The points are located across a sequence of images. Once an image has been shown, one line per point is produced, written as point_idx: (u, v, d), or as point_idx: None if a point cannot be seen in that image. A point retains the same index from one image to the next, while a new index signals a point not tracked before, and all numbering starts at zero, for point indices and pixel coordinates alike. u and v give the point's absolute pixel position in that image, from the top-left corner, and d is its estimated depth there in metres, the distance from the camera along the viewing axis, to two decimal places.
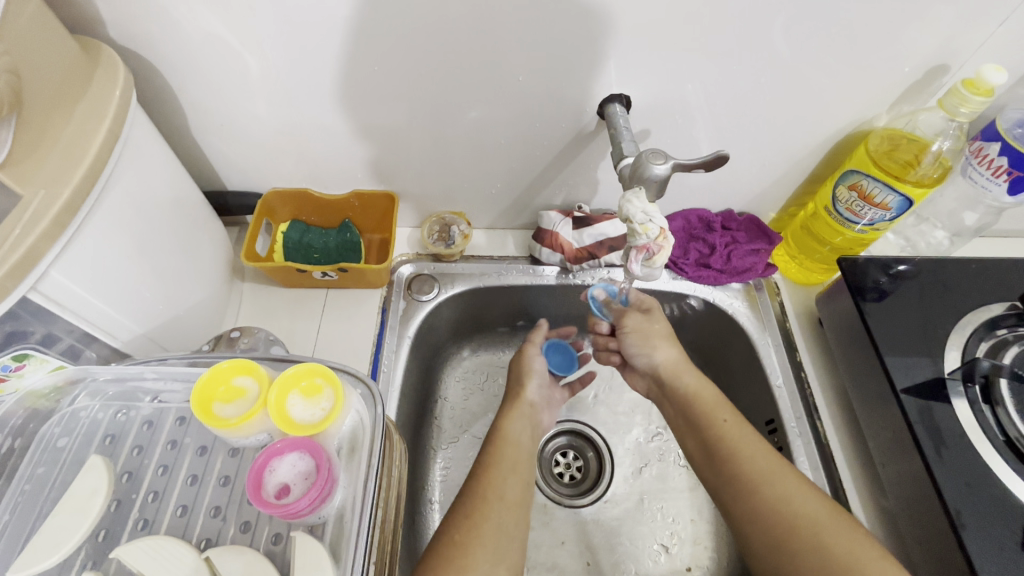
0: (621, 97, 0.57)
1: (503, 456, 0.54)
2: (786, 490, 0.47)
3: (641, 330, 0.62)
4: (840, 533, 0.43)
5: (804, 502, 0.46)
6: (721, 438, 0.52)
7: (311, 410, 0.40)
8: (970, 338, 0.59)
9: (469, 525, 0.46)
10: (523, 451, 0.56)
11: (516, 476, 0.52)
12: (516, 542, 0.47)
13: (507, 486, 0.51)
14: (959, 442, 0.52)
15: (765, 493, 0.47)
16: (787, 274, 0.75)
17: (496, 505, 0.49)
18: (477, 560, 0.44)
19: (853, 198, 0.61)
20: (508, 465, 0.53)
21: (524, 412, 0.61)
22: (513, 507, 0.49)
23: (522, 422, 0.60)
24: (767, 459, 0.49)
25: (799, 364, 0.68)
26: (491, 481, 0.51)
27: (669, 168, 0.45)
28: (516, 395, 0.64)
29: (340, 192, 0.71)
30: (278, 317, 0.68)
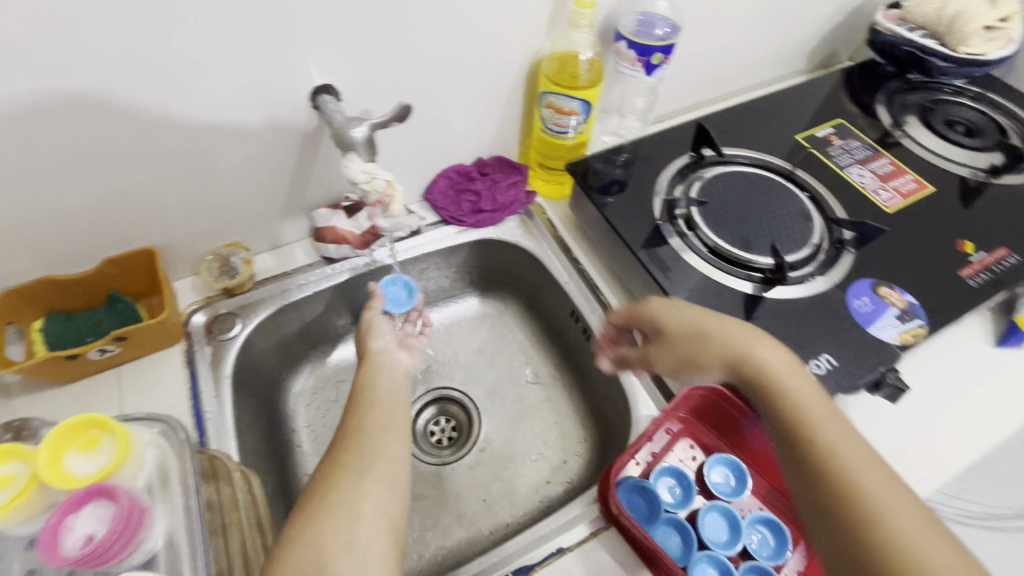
0: (327, 86, 0.62)
1: (363, 398, 0.58)
2: (822, 421, 0.49)
3: (675, 341, 0.59)
4: (850, 445, 0.47)
5: (828, 424, 0.48)
6: (760, 372, 0.53)
7: (95, 460, 0.40)
8: (670, 189, 0.76)
9: (333, 464, 0.50)
10: (383, 387, 0.60)
11: (376, 408, 0.56)
12: (384, 458, 0.51)
13: (373, 417, 0.55)
14: (680, 266, 0.69)
15: (805, 440, 0.48)
16: (544, 194, 0.88)
17: (363, 435, 0.52)
18: (343, 485, 0.47)
19: (553, 114, 0.74)
20: (367, 404, 0.57)
21: (379, 360, 0.64)
22: (378, 432, 0.53)
23: (377, 367, 0.63)
24: (796, 382, 0.52)
25: (577, 260, 0.81)
26: (354, 422, 0.54)
27: (368, 129, 0.52)
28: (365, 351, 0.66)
29: (90, 267, 0.66)
30: (69, 417, 0.62)
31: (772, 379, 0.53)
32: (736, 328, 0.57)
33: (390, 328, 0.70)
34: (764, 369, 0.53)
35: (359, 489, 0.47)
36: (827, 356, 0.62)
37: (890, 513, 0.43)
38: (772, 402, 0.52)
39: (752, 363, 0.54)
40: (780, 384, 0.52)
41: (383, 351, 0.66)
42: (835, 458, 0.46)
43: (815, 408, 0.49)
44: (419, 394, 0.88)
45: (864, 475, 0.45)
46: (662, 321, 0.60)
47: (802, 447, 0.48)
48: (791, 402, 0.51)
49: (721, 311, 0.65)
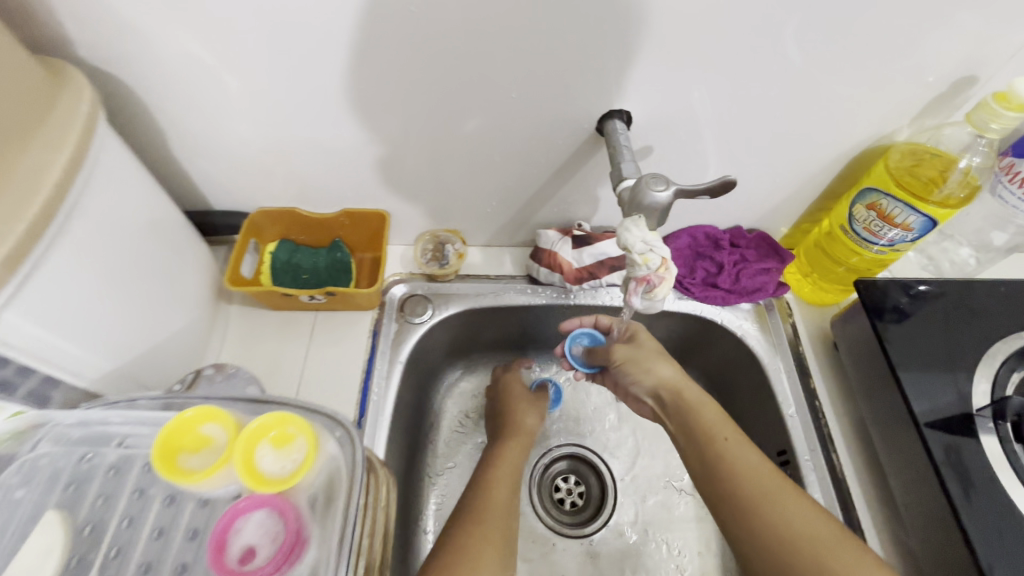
0: (621, 113, 0.54)
1: (494, 485, 0.56)
2: (794, 511, 0.43)
3: (642, 354, 0.56)
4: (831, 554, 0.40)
5: (812, 522, 0.42)
6: (735, 462, 0.46)
7: (281, 462, 0.37)
8: (1000, 369, 0.55)
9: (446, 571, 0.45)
10: (512, 475, 0.58)
11: (504, 508, 0.53)
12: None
13: (495, 520, 0.51)
14: (988, 485, 0.48)
15: (766, 517, 0.43)
16: (800, 294, 0.71)
17: (483, 542, 0.48)
18: None
19: (872, 218, 0.56)
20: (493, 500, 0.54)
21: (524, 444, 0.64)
22: (495, 543, 0.49)
23: (518, 451, 0.63)
24: (764, 463, 0.46)
25: (813, 392, 0.64)
26: (480, 516, 0.51)
27: (671, 195, 0.42)
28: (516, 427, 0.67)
29: (329, 211, 0.68)
30: (265, 343, 0.65)
31: (752, 484, 0.45)
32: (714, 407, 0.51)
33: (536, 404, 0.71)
34: (686, 402, 0.52)
35: None
36: None
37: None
38: (738, 478, 0.45)
39: (684, 388, 0.53)
40: (751, 489, 0.45)
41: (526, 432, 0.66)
42: (790, 527, 0.42)
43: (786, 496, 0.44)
44: (561, 444, 0.79)
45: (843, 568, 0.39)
46: (641, 335, 0.59)
47: (770, 529, 0.43)
48: (730, 454, 0.47)
49: None
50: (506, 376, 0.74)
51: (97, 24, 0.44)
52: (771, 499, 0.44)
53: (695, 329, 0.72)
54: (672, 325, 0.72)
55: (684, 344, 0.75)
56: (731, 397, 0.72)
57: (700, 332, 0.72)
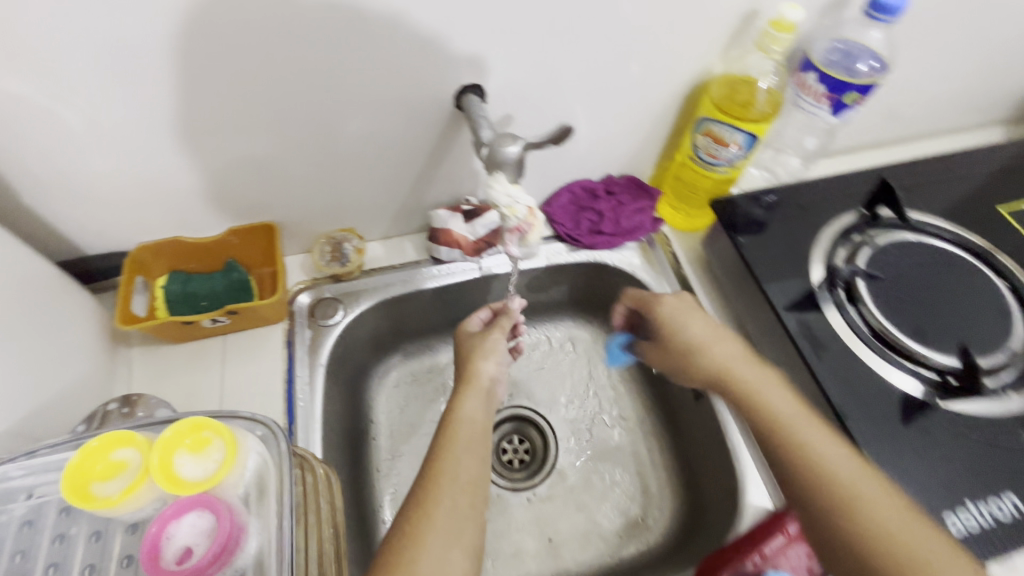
0: (475, 87, 0.58)
1: (454, 436, 0.53)
2: (820, 448, 0.50)
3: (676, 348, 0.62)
4: (897, 521, 0.45)
5: (835, 453, 0.49)
6: (760, 406, 0.54)
7: (203, 465, 0.38)
8: (830, 249, 0.65)
9: (420, 515, 0.46)
10: (478, 426, 0.55)
11: (469, 454, 0.51)
12: (469, 513, 0.47)
13: (459, 466, 0.50)
14: (833, 344, 0.58)
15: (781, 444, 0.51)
16: (674, 224, 0.79)
17: (450, 486, 0.48)
18: (429, 547, 0.44)
19: (708, 143, 0.65)
20: (462, 445, 0.52)
21: (484, 387, 0.60)
22: (467, 489, 0.49)
23: (480, 399, 0.58)
24: (791, 407, 0.53)
25: (698, 305, 0.73)
26: (441, 464, 0.50)
27: (521, 148, 0.46)
28: (472, 371, 0.61)
29: (215, 233, 0.67)
30: (175, 377, 0.64)
31: (763, 413, 0.54)
32: (781, 397, 0.54)
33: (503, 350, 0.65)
34: (737, 378, 0.57)
35: (443, 559, 0.43)
36: (1012, 496, 0.51)
37: (902, 539, 0.44)
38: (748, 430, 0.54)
39: (741, 372, 0.57)
40: (799, 436, 0.51)
41: (482, 366, 0.61)
42: (827, 464, 0.48)
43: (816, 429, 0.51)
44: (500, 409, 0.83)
45: (923, 551, 0.43)
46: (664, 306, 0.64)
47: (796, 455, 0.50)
48: (749, 396, 0.55)
49: (879, 409, 0.55)
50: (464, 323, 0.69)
51: None
52: (815, 444, 0.50)
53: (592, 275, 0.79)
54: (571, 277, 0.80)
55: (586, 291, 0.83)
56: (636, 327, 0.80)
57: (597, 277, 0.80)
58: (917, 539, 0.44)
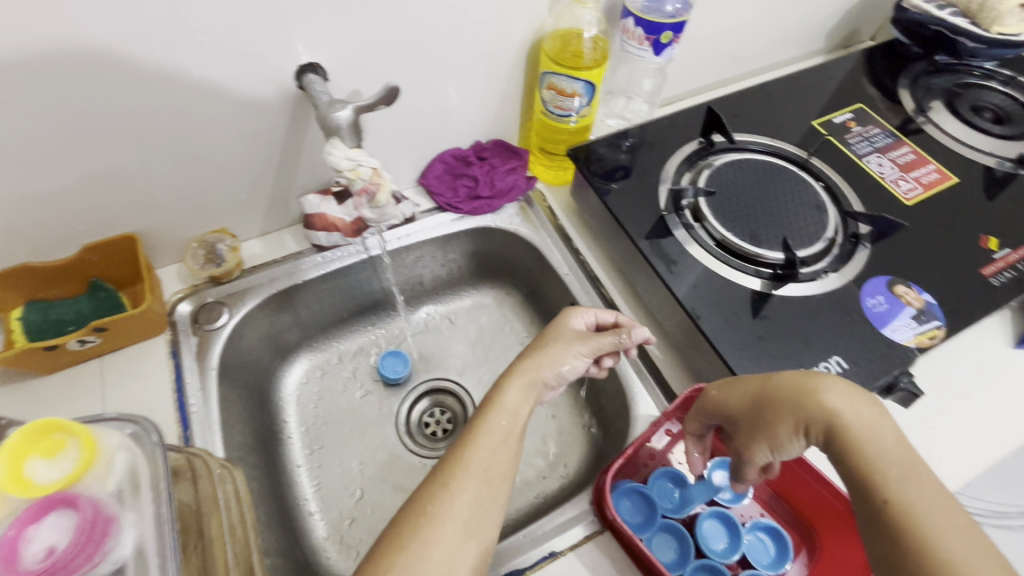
0: (313, 65, 0.59)
1: (487, 424, 0.52)
2: (828, 391, 0.47)
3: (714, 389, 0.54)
4: (941, 505, 0.41)
5: (831, 393, 0.47)
6: (785, 386, 0.49)
7: (59, 466, 0.38)
8: (676, 176, 0.72)
9: (427, 506, 0.47)
10: (511, 418, 0.54)
11: (504, 446, 0.52)
12: (492, 507, 0.49)
13: (491, 456, 0.51)
14: (683, 259, 0.65)
15: (774, 398, 0.49)
16: (546, 180, 0.84)
17: (466, 477, 0.49)
18: (445, 532, 0.46)
19: (553, 96, 0.70)
20: (499, 435, 0.52)
21: (538, 381, 0.57)
22: (491, 480, 0.50)
23: (523, 391, 0.56)
24: (807, 378, 0.48)
25: (576, 250, 0.78)
26: (462, 461, 0.50)
27: (352, 112, 0.48)
28: (540, 346, 0.60)
29: (70, 254, 0.64)
30: (47, 409, 0.60)
31: (773, 392, 0.49)
32: (798, 392, 0.48)
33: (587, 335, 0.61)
34: (772, 394, 0.49)
35: (458, 546, 0.45)
36: (838, 358, 0.59)
37: (924, 511, 0.40)
38: (744, 402, 0.51)
39: (763, 390, 0.50)
40: (859, 450, 0.44)
41: (553, 347, 0.59)
42: (820, 399, 0.47)
43: (830, 387, 0.47)
44: (415, 385, 0.84)
45: (949, 543, 0.39)
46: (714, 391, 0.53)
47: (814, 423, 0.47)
48: (772, 388, 0.50)
49: (724, 305, 0.62)
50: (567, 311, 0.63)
51: None
52: (880, 450, 0.44)
53: (478, 240, 0.83)
54: (458, 246, 0.83)
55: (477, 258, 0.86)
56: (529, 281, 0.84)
57: (482, 242, 0.83)
58: (941, 512, 0.40)
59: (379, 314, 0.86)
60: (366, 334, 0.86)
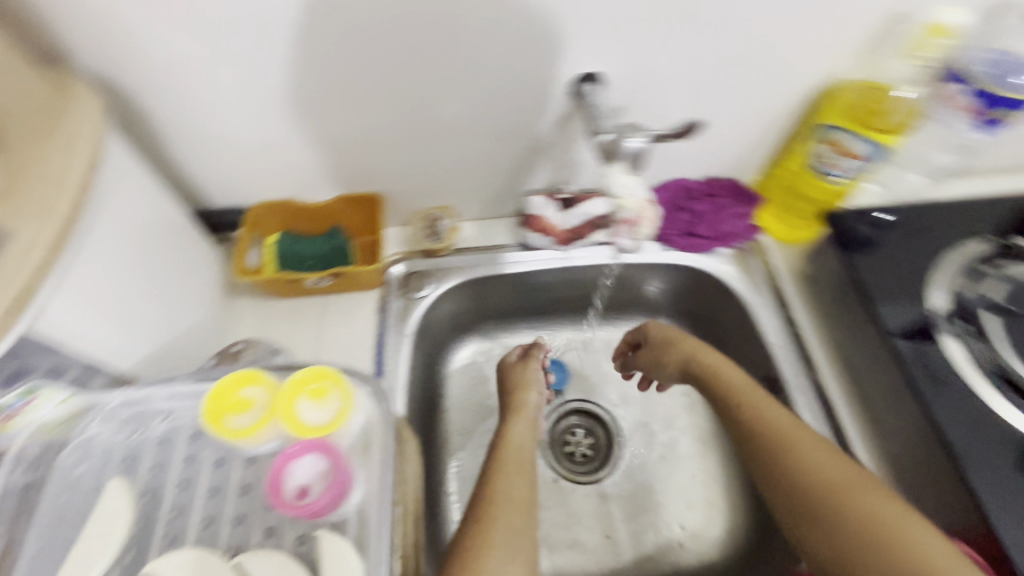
0: (593, 75, 0.58)
1: (503, 457, 0.57)
2: (805, 446, 0.50)
3: (655, 341, 0.67)
4: None
5: (772, 412, 0.54)
6: (755, 415, 0.54)
7: (322, 412, 0.41)
8: (955, 277, 0.61)
9: (480, 529, 0.48)
10: (528, 450, 0.59)
11: (519, 477, 0.54)
12: (526, 534, 0.49)
13: (509, 486, 0.53)
14: (950, 380, 0.54)
15: (750, 413, 0.55)
16: (774, 234, 0.76)
17: (504, 502, 0.51)
18: (494, 556, 0.46)
19: (830, 152, 0.62)
20: (512, 467, 0.55)
21: (531, 416, 0.64)
22: (519, 505, 0.51)
23: (528, 424, 0.63)
24: (789, 420, 0.53)
25: (791, 320, 0.70)
26: (497, 487, 0.53)
27: (644, 142, 0.48)
28: (519, 399, 0.66)
29: (326, 199, 0.71)
30: (278, 329, 0.68)
31: (739, 394, 0.57)
32: (891, 509, 0.44)
33: (541, 384, 0.69)
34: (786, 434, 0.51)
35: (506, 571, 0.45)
36: None
37: None
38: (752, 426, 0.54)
39: (777, 426, 0.52)
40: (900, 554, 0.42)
41: (527, 395, 0.66)
42: (769, 421, 0.53)
43: (806, 440, 0.50)
44: (566, 401, 0.83)
45: None
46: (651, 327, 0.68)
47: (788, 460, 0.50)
48: (727, 386, 0.58)
49: (997, 452, 0.51)
50: (512, 367, 0.71)
51: (91, 31, 0.47)
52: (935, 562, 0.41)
53: (680, 277, 0.77)
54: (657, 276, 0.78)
55: (669, 293, 0.80)
56: (719, 336, 0.78)
57: (684, 280, 0.78)
58: None
59: (567, 317, 0.85)
60: (535, 334, 0.85)
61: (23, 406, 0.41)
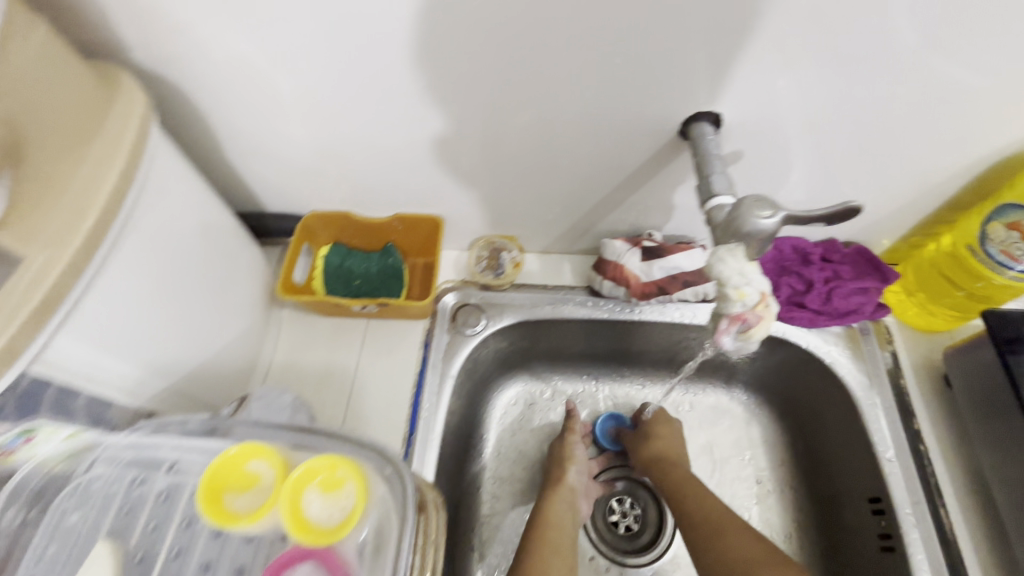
0: (710, 115, 0.47)
1: (548, 540, 0.54)
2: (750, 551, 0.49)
3: (658, 419, 0.67)
4: None
5: (748, 547, 0.50)
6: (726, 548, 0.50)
7: (330, 509, 0.34)
8: None
9: None
10: (567, 535, 0.55)
11: (560, 560, 0.52)
12: None
13: (556, 566, 0.51)
14: None
15: (716, 544, 0.51)
16: (902, 317, 0.62)
17: None
18: None
19: (1013, 239, 0.48)
20: (551, 549, 0.53)
21: (569, 496, 0.60)
22: None
23: (566, 503, 0.59)
24: (756, 553, 0.49)
25: (916, 434, 0.56)
26: (539, 563, 0.51)
27: (778, 222, 0.35)
28: (558, 475, 0.63)
29: (383, 215, 0.65)
30: (316, 350, 0.64)
31: (708, 521, 0.53)
32: None
33: (584, 462, 0.66)
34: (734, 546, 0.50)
35: None
36: None
37: None
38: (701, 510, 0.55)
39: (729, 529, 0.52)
40: None
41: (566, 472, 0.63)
42: (730, 552, 0.50)
43: (771, 563, 0.48)
44: (616, 463, 0.74)
45: None
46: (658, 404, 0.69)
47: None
48: (696, 502, 0.56)
49: None
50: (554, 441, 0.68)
51: (149, 27, 0.42)
52: None
53: (774, 351, 0.65)
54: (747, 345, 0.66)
55: (757, 364, 0.68)
56: (813, 426, 0.65)
57: (779, 355, 0.65)
58: None
59: (645, 371, 0.74)
60: (590, 384, 0.76)
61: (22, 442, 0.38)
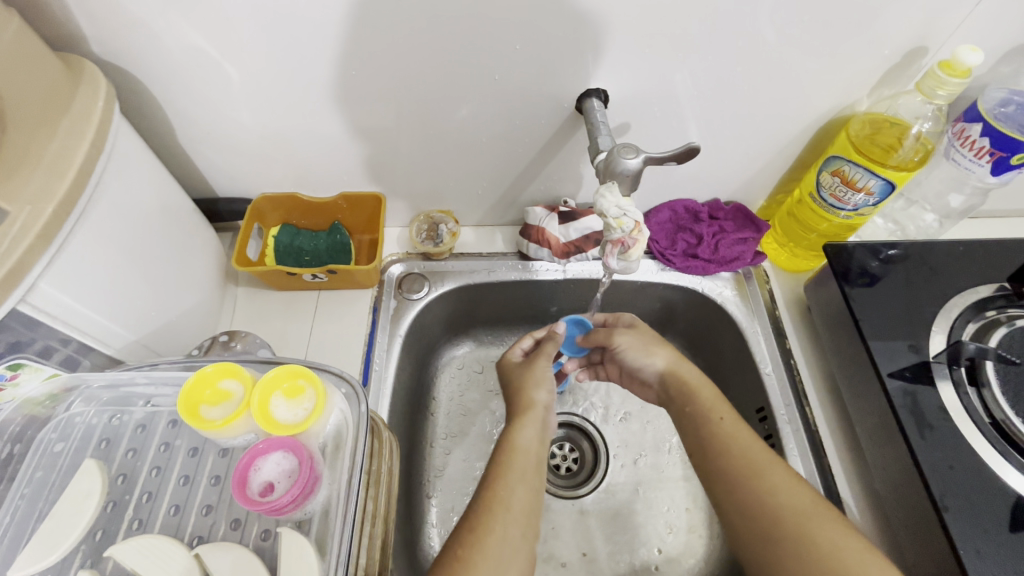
0: (598, 92, 0.57)
1: (509, 464, 0.51)
2: (769, 466, 0.48)
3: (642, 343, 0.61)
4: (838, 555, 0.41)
5: (794, 491, 0.46)
6: (763, 488, 0.47)
7: (294, 410, 0.42)
8: (957, 321, 0.59)
9: (472, 541, 0.45)
10: (533, 459, 0.53)
11: (524, 486, 0.50)
12: (521, 545, 0.46)
13: (514, 496, 0.49)
14: (943, 425, 0.53)
15: (757, 483, 0.47)
16: (776, 262, 0.75)
17: (504, 514, 0.47)
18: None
19: (836, 184, 0.61)
20: (518, 474, 0.50)
21: (539, 417, 0.56)
22: (521, 517, 0.48)
23: (534, 428, 0.55)
24: (803, 498, 0.45)
25: (788, 352, 0.69)
26: (497, 492, 0.49)
27: (640, 161, 0.47)
28: (526, 400, 0.58)
29: (328, 195, 0.71)
30: (271, 320, 0.70)
31: (744, 458, 0.49)
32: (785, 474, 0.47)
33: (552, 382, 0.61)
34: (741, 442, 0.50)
35: None
36: None
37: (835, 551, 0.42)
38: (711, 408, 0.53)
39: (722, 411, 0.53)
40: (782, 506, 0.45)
41: (534, 394, 0.58)
42: (776, 495, 0.46)
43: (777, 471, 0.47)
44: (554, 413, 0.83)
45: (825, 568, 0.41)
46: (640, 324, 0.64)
47: (794, 543, 0.43)
48: (728, 430, 0.51)
49: (989, 510, 0.48)
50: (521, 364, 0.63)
51: (109, 20, 0.48)
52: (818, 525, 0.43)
53: (678, 299, 0.76)
54: (656, 296, 0.77)
55: (667, 313, 0.79)
56: (713, 359, 0.77)
57: (682, 302, 0.76)
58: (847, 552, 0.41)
59: None
60: None
61: (8, 379, 0.44)
